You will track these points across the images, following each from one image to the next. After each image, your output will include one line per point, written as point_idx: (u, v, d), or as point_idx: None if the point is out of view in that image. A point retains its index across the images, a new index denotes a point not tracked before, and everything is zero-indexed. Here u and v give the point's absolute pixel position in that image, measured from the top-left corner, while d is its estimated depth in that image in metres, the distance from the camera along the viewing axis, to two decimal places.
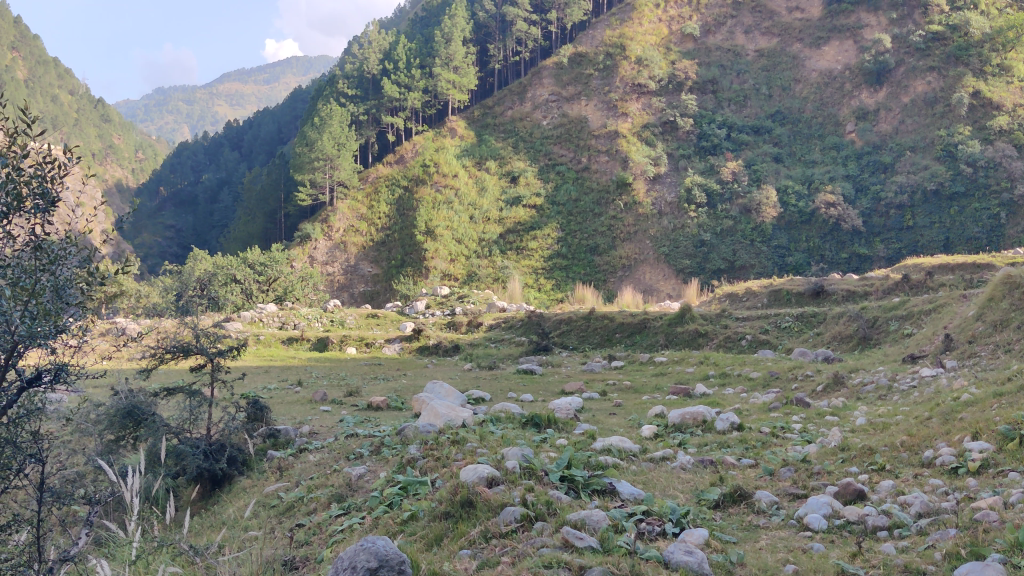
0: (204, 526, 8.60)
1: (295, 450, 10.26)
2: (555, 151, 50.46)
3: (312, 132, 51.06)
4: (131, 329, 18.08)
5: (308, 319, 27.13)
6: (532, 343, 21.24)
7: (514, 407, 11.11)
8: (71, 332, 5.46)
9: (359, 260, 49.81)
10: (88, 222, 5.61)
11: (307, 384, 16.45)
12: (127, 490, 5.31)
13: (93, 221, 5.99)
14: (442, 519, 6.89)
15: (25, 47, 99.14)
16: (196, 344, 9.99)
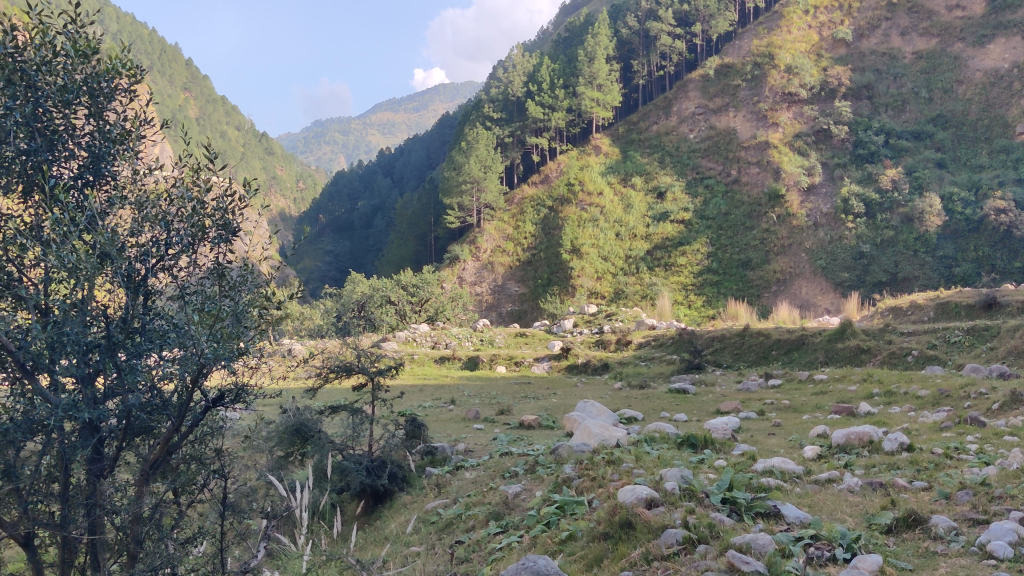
0: (368, 541, 8.83)
1: (451, 468, 10.42)
2: (702, 165, 49.65)
3: (460, 156, 52.35)
4: (297, 350, 19.01)
5: (458, 338, 27.68)
6: (683, 361, 20.86)
7: (668, 427, 10.88)
8: (249, 355, 5.77)
9: (507, 280, 50.42)
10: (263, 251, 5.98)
11: (461, 403, 16.72)
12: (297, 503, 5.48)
13: (269, 255, 6.37)
14: (601, 540, 6.84)
15: (196, 88, 106.31)
16: (357, 363, 10.25)
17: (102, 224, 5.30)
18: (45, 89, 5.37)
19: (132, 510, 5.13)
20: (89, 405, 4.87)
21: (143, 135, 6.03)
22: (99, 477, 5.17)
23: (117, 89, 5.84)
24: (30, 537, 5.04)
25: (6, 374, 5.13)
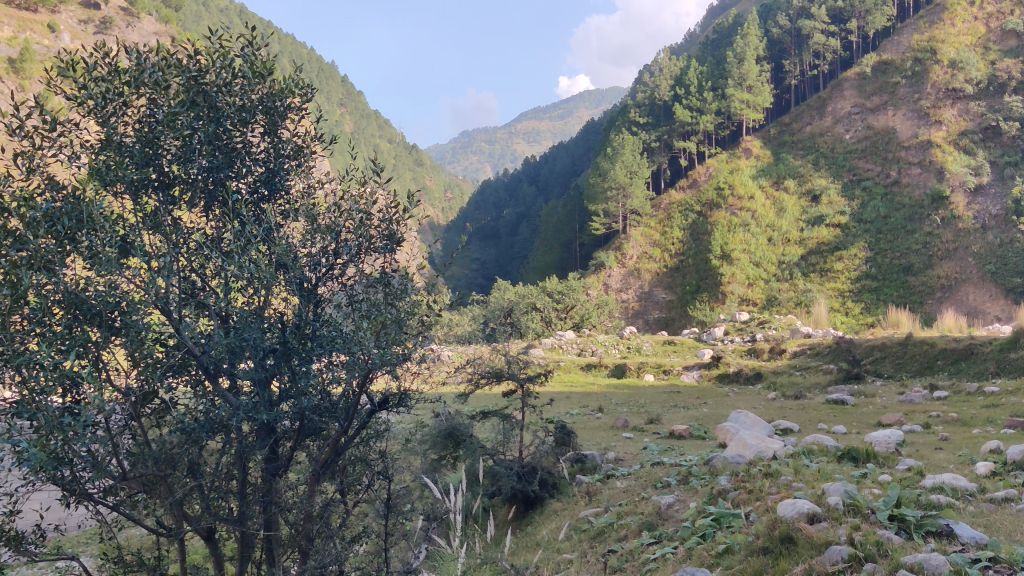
0: (521, 547, 8.90)
1: (602, 476, 10.37)
2: (859, 167, 47.67)
3: (606, 162, 52.46)
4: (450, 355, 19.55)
5: (605, 346, 27.60)
6: (840, 371, 20.00)
7: (826, 439, 10.47)
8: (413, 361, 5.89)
9: (654, 286, 49.98)
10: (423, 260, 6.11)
11: (609, 411, 16.65)
12: (456, 505, 5.54)
13: (431, 263, 6.53)
14: (760, 555, 6.65)
15: (350, 102, 110.86)
16: (507, 369, 10.30)
17: (278, 237, 5.59)
18: (225, 109, 5.75)
19: (304, 508, 5.36)
20: (267, 406, 5.12)
21: (315, 150, 6.35)
22: (274, 476, 5.41)
23: (290, 108, 6.16)
24: (212, 531, 5.32)
25: (193, 375, 5.49)
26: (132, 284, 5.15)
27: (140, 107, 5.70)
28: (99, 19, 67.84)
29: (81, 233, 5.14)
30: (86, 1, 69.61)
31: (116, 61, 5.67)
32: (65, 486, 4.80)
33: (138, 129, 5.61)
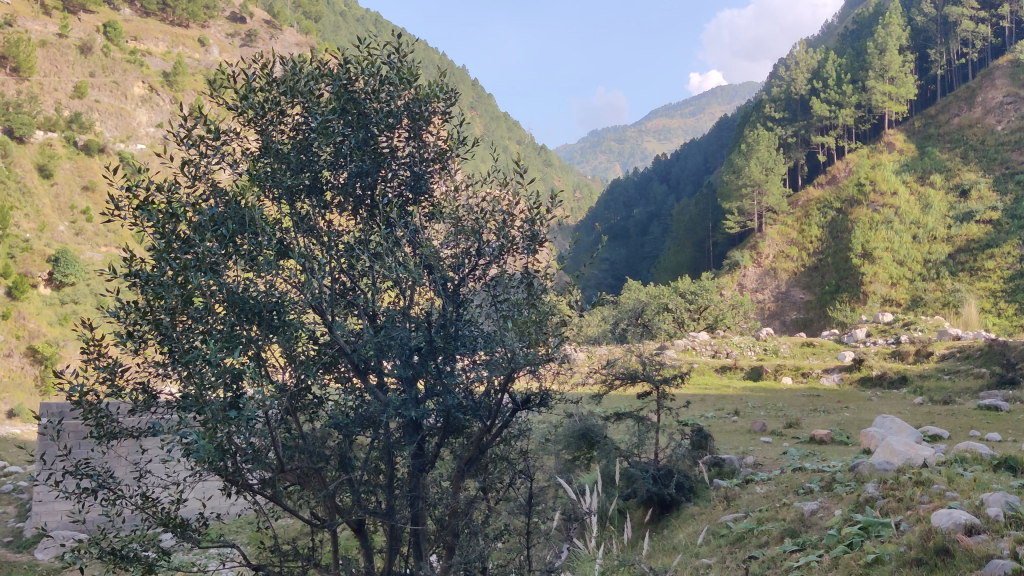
0: (658, 549, 8.82)
1: (740, 480, 10.18)
2: (1013, 159, 44.99)
3: (740, 159, 51.68)
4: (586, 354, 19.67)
5: (741, 347, 27.05)
6: (995, 375, 18.88)
7: (980, 446, 9.92)
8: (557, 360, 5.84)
9: (791, 286, 48.59)
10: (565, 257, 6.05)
11: (745, 414, 16.32)
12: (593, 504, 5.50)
13: (572, 265, 6.51)
14: (913, 567, 6.35)
15: (480, 106, 112.51)
16: (642, 371, 10.20)
17: (424, 239, 5.72)
18: (373, 115, 5.96)
19: (449, 504, 5.45)
20: (414, 404, 5.22)
21: (460, 153, 6.48)
22: (421, 471, 5.50)
23: (434, 113, 6.30)
24: (361, 525, 5.46)
25: (343, 373, 5.68)
26: (289, 285, 5.39)
27: (294, 116, 5.98)
28: (245, 33, 71.15)
29: (243, 236, 5.43)
30: (233, 16, 73.18)
31: (272, 72, 5.99)
32: (229, 477, 5.04)
33: (292, 137, 5.89)
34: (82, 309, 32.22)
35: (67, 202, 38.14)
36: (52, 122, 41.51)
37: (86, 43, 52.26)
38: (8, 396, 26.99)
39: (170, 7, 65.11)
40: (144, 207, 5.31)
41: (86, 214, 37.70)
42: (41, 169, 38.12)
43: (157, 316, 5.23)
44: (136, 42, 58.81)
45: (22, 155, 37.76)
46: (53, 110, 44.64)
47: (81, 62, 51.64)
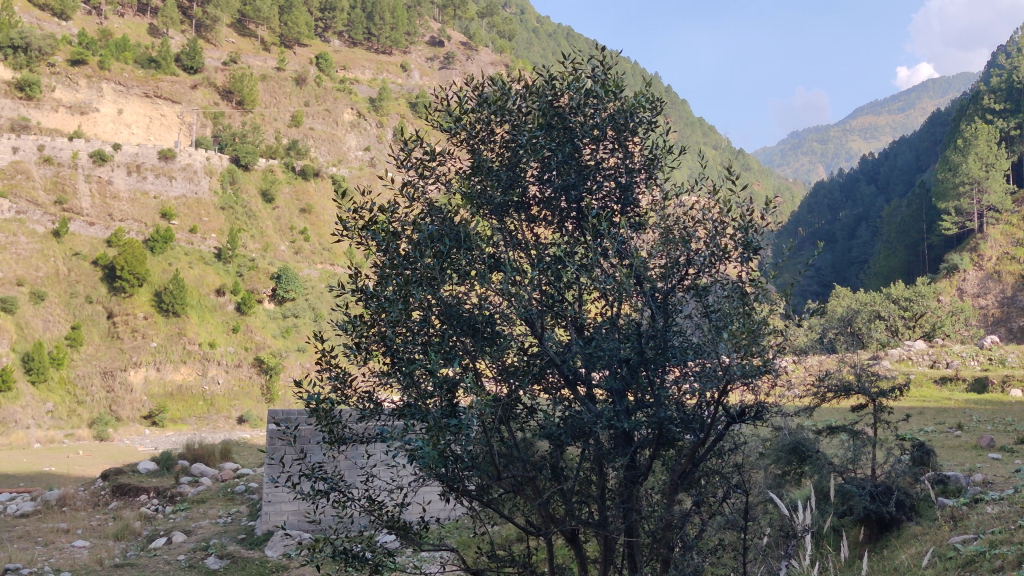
0: (879, 571, 8.38)
1: (968, 500, 9.50)
2: None
3: (956, 156, 48.58)
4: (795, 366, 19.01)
5: (963, 357, 25.28)
6: None
7: None
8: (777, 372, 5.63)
9: (1018, 291, 45.01)
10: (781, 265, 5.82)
11: (970, 429, 15.21)
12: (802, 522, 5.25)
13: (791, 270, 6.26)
14: None
15: (674, 113, 111.12)
16: (857, 383, 9.70)
17: (632, 252, 5.76)
18: (577, 129, 6.11)
19: (665, 516, 5.43)
20: (625, 415, 5.22)
21: (668, 163, 6.51)
22: (634, 483, 5.48)
23: (639, 123, 6.31)
24: (574, 535, 5.53)
25: (553, 383, 5.79)
26: (502, 299, 5.57)
27: (504, 134, 6.25)
28: (444, 56, 73.44)
29: (459, 252, 5.69)
30: (432, 40, 75.88)
31: (482, 94, 6.33)
32: (448, 483, 5.26)
33: (502, 154, 6.17)
34: (302, 323, 34.44)
35: (287, 223, 40.71)
36: (273, 150, 44.34)
37: (301, 75, 55.69)
38: (238, 403, 29.61)
39: (374, 35, 68.79)
40: (368, 228, 5.81)
41: (304, 234, 40.30)
42: (263, 194, 40.81)
43: (381, 328, 5.67)
44: (344, 71, 62.48)
45: (248, 182, 40.61)
46: (273, 139, 48.12)
47: (296, 93, 54.96)
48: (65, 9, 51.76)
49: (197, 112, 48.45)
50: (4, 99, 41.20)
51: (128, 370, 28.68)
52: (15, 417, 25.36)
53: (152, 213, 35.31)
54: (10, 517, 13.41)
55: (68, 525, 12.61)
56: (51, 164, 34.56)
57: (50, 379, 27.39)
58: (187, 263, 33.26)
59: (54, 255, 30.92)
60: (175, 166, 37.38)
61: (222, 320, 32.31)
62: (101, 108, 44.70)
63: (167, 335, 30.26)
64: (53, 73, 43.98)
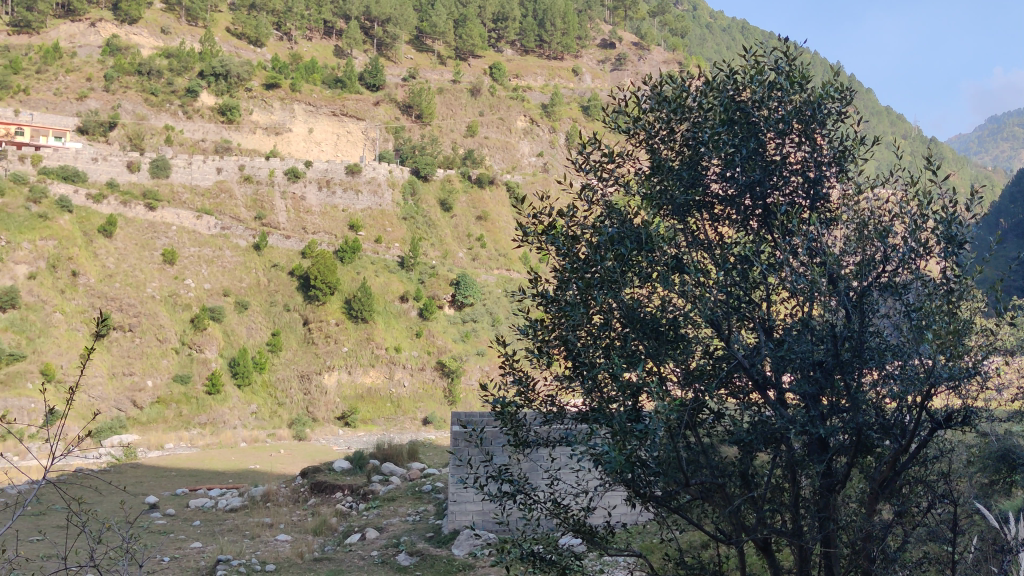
0: None
1: None
2: None
3: None
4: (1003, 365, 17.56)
5: None
6: None
7: None
8: (987, 374, 5.24)
9: None
10: (990, 259, 5.43)
11: None
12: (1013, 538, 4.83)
13: (1000, 264, 5.82)
14: None
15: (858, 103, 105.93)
16: None
17: (822, 250, 5.56)
18: (761, 123, 5.97)
19: (865, 527, 5.17)
20: (819, 421, 5.04)
21: (859, 155, 6.27)
22: (830, 490, 5.29)
23: (829, 114, 6.10)
24: (768, 543, 5.39)
25: (741, 388, 5.67)
26: (685, 301, 5.52)
27: (684, 133, 6.20)
28: (615, 57, 72.87)
29: (641, 254, 5.66)
30: (603, 42, 75.48)
31: (661, 93, 6.31)
32: (634, 487, 5.26)
33: (683, 153, 6.15)
34: (481, 328, 34.92)
35: (465, 230, 41.57)
36: (450, 161, 45.41)
37: (476, 86, 56.89)
38: (423, 406, 30.70)
39: (547, 42, 69.29)
40: (548, 232, 5.94)
41: (481, 241, 41.00)
42: (442, 204, 41.74)
43: (564, 331, 5.76)
44: (517, 79, 63.44)
45: (427, 192, 41.75)
46: (450, 149, 49.46)
47: (472, 104, 56.18)
48: (260, 36, 55.69)
49: (380, 128, 50.42)
50: (209, 124, 44.73)
51: (323, 374, 30.27)
52: (224, 418, 27.36)
53: (341, 225, 37.22)
54: (221, 510, 14.44)
55: (272, 520, 13.43)
56: (250, 183, 37.19)
57: (254, 382, 29.40)
58: (373, 271, 34.74)
59: (255, 267, 33.19)
60: (361, 179, 39.13)
61: (407, 325, 33.42)
62: (293, 127, 47.45)
63: (357, 340, 31.62)
64: (251, 97, 47.36)
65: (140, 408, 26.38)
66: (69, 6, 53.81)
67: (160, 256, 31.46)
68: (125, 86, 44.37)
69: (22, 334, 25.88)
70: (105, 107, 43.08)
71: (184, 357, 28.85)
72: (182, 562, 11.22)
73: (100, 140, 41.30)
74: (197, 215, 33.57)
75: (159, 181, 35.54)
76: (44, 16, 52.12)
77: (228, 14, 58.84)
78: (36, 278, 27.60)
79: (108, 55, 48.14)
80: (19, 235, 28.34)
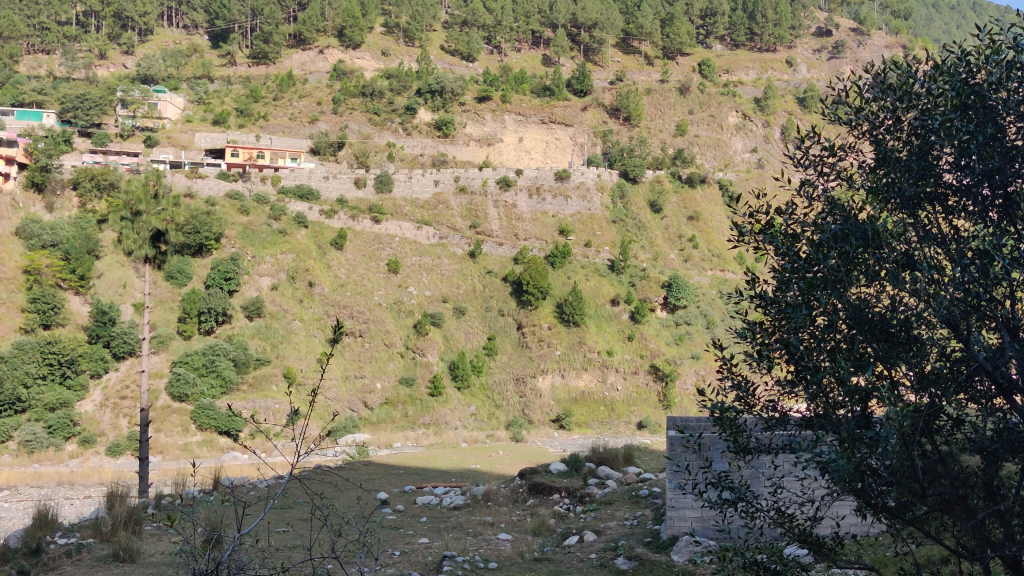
0: None
1: None
2: None
3: None
4: None
5: None
6: None
7: None
8: None
9: None
10: None
11: None
12: None
13: None
14: None
15: None
16: None
17: None
18: (1000, 107, 5.54)
19: None
20: None
21: None
22: None
23: None
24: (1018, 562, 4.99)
25: (982, 392, 5.26)
26: (917, 299, 5.21)
27: (911, 122, 5.86)
28: (832, 45, 69.26)
29: (867, 252, 5.43)
30: (819, 31, 71.91)
31: (884, 80, 6.00)
32: (863, 496, 5.06)
33: (910, 143, 5.79)
34: (695, 330, 33.91)
35: (677, 232, 40.42)
36: (660, 161, 44.46)
37: (684, 85, 56.03)
38: (637, 409, 30.48)
39: (758, 35, 67.14)
40: (766, 231, 5.81)
41: (694, 241, 39.77)
42: (652, 205, 41.14)
43: (784, 334, 5.61)
44: (727, 75, 61.89)
45: (637, 195, 41.36)
46: (660, 150, 48.85)
47: (681, 102, 55.31)
48: (472, 51, 57.87)
49: (588, 132, 49.99)
50: (427, 138, 46.68)
51: (537, 376, 30.83)
52: (446, 418, 28.50)
53: (551, 231, 37.82)
54: (446, 508, 15.05)
55: (493, 518, 13.83)
56: (465, 194, 38.78)
57: (472, 385, 30.43)
58: (584, 275, 34.98)
59: (471, 274, 34.37)
60: (570, 185, 39.52)
61: (618, 329, 33.23)
62: (505, 136, 48.44)
63: (570, 344, 31.88)
64: (465, 110, 49.09)
65: (370, 409, 28.00)
66: (301, 36, 58.39)
67: (385, 266, 33.31)
68: (351, 107, 48.21)
69: (267, 340, 28.24)
70: (334, 128, 46.50)
71: (409, 360, 30.32)
72: (411, 557, 11.78)
73: (330, 159, 44.45)
74: (417, 225, 35.19)
75: (383, 196, 37.91)
76: (279, 47, 56.95)
77: (442, 32, 61.70)
78: (278, 288, 30.06)
79: (335, 80, 51.85)
80: (262, 250, 31.08)
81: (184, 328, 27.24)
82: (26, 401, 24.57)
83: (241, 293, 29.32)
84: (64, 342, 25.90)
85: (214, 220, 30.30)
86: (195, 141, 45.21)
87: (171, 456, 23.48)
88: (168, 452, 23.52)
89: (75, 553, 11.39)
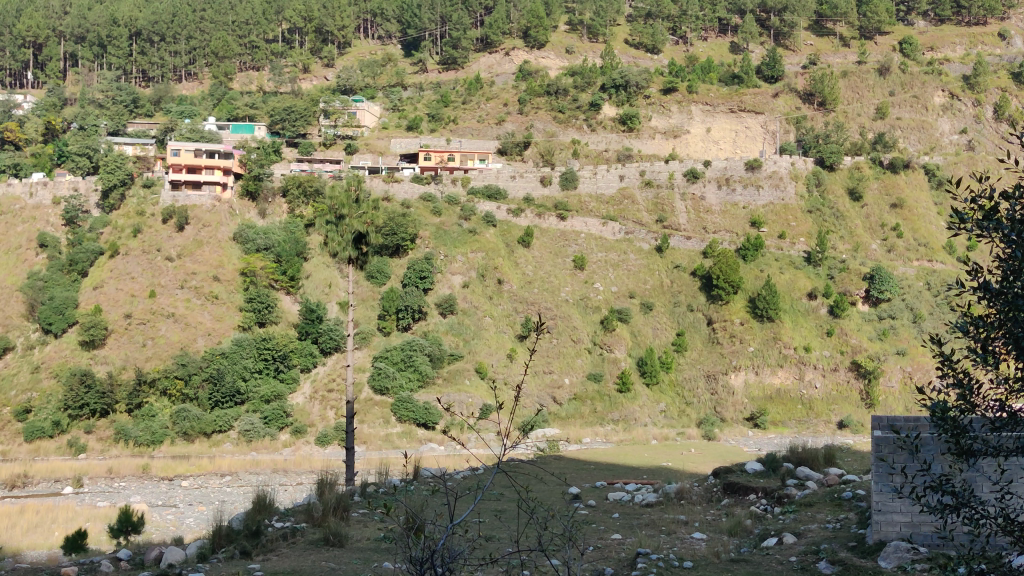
0: None
1: None
2: None
3: None
4: None
5: None
6: None
7: None
8: None
9: None
10: None
11: None
12: None
13: None
14: None
15: None
16: None
17: None
18: None
19: None
20: None
21: None
22: None
23: None
24: None
25: None
26: None
27: None
28: None
29: None
30: None
31: None
32: None
33: None
34: (901, 325, 31.89)
35: (879, 220, 38.00)
36: (859, 147, 42.11)
37: (884, 65, 52.94)
38: (838, 408, 29.20)
39: (966, 8, 62.49)
40: (991, 218, 5.52)
41: (898, 230, 37.21)
42: (851, 193, 39.03)
43: (1013, 327, 5.39)
44: (932, 52, 57.85)
45: (834, 182, 39.43)
46: (858, 136, 46.45)
47: (881, 84, 52.28)
48: (657, 43, 57.37)
49: (781, 119, 48.38)
50: (612, 134, 46.66)
51: (730, 373, 30.12)
52: (635, 415, 28.47)
53: (742, 223, 36.93)
54: (639, 504, 15.02)
55: (687, 517, 13.66)
56: (651, 187, 38.50)
57: (662, 381, 30.17)
58: (778, 268, 33.77)
59: (659, 269, 34.01)
60: (762, 174, 38.36)
61: (816, 324, 31.80)
62: (691, 128, 47.62)
63: (764, 340, 30.83)
64: (650, 103, 48.56)
65: (560, 404, 28.42)
66: (488, 40, 59.86)
67: (572, 262, 33.56)
68: (536, 106, 48.88)
69: (460, 336, 29.14)
70: (520, 128, 47.31)
71: (597, 356, 30.46)
72: (606, 552, 11.84)
73: (517, 158, 45.28)
74: (603, 221, 35.20)
75: (569, 193, 38.35)
76: (468, 52, 58.76)
77: (626, 26, 61.40)
78: (469, 286, 30.93)
79: (521, 80, 52.65)
80: (454, 249, 32.11)
81: (384, 325, 28.78)
82: (245, 393, 26.73)
83: (435, 291, 30.40)
84: (277, 339, 27.86)
85: (410, 222, 31.69)
86: (391, 147, 47.21)
87: (374, 446, 24.69)
88: (371, 442, 24.77)
89: (291, 536, 12.21)
